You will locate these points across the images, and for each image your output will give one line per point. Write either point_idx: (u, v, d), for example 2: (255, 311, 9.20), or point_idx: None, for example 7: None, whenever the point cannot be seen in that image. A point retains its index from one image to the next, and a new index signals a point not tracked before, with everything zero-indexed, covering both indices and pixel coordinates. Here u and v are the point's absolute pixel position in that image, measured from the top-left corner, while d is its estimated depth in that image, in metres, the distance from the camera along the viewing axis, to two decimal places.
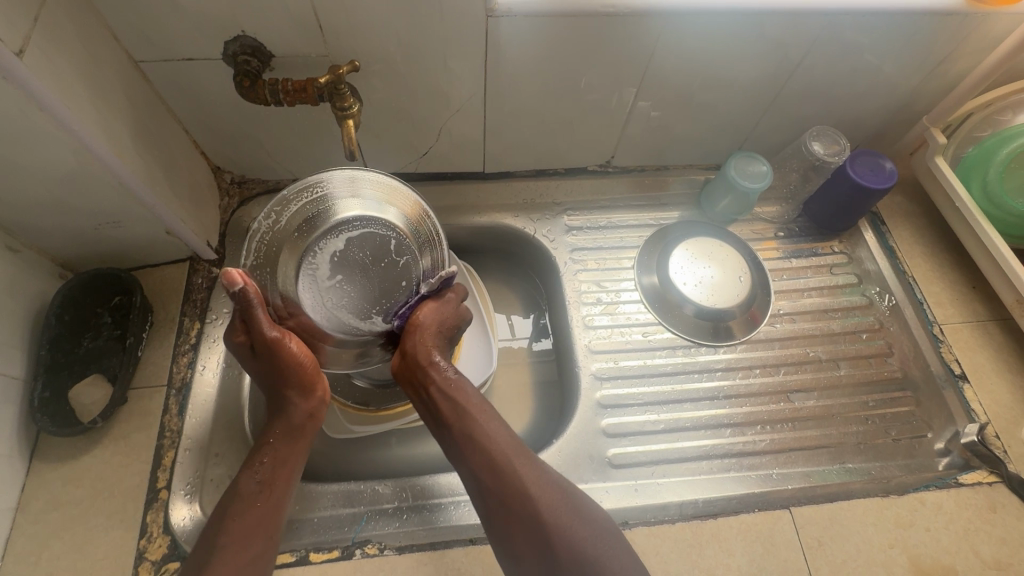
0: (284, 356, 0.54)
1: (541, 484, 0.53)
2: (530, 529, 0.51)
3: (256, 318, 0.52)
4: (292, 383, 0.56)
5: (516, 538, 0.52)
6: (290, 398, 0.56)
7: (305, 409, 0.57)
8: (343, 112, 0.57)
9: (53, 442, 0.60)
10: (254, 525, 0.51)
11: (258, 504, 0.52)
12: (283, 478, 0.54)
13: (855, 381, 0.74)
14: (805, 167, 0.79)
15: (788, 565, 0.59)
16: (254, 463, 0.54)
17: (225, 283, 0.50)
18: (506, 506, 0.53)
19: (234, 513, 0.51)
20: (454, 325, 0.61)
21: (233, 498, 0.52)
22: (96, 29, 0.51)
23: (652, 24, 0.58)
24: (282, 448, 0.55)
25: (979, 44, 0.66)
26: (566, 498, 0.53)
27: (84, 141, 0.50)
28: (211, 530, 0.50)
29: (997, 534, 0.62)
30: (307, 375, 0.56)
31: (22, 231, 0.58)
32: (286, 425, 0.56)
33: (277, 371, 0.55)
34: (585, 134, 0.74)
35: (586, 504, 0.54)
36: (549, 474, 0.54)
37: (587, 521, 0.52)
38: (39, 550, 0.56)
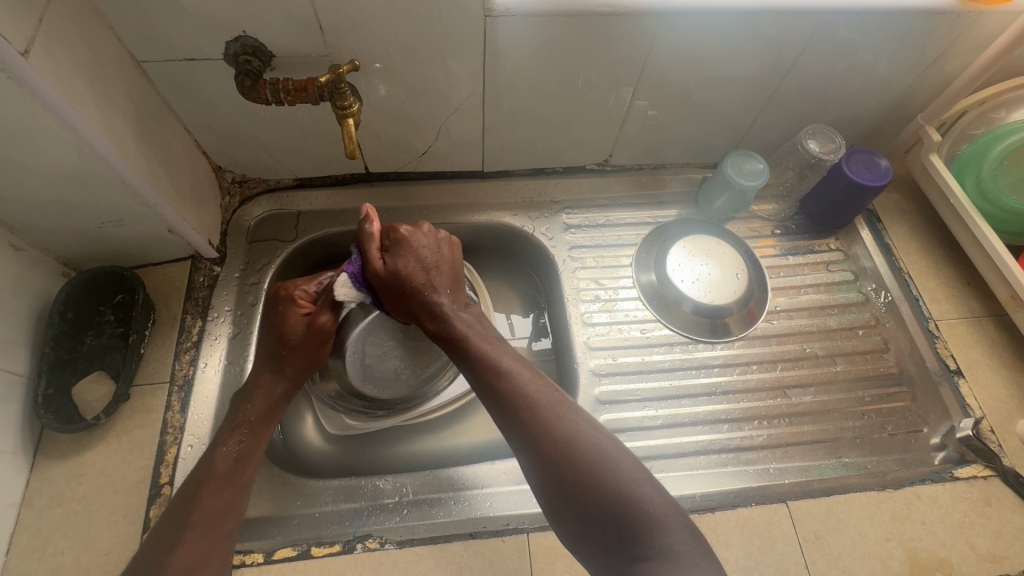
0: (315, 344, 0.60)
1: (565, 439, 0.50)
2: (560, 488, 0.49)
3: (329, 304, 0.60)
4: (294, 364, 0.60)
5: (550, 498, 0.50)
6: (284, 378, 0.59)
7: (287, 393, 0.60)
8: (343, 111, 0.58)
9: (56, 439, 0.61)
10: (229, 500, 0.51)
11: (232, 479, 0.52)
12: (256, 458, 0.55)
13: (851, 376, 0.74)
14: (801, 165, 0.80)
15: (785, 558, 0.60)
16: (230, 438, 0.55)
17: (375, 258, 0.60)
18: (535, 468, 0.51)
19: (208, 487, 0.51)
20: (401, 283, 0.59)
21: (207, 473, 0.52)
22: (99, 28, 0.52)
23: (648, 24, 0.58)
24: (259, 426, 0.57)
25: (972, 42, 0.66)
26: (594, 442, 0.51)
27: (86, 140, 0.50)
28: (182, 503, 0.50)
29: (992, 527, 0.62)
30: (308, 371, 0.61)
31: (26, 229, 0.59)
32: (267, 404, 0.58)
33: (297, 349, 0.60)
34: (583, 134, 0.75)
35: (618, 453, 0.51)
36: (573, 429, 0.52)
37: (618, 472, 0.49)
38: (43, 545, 0.57)
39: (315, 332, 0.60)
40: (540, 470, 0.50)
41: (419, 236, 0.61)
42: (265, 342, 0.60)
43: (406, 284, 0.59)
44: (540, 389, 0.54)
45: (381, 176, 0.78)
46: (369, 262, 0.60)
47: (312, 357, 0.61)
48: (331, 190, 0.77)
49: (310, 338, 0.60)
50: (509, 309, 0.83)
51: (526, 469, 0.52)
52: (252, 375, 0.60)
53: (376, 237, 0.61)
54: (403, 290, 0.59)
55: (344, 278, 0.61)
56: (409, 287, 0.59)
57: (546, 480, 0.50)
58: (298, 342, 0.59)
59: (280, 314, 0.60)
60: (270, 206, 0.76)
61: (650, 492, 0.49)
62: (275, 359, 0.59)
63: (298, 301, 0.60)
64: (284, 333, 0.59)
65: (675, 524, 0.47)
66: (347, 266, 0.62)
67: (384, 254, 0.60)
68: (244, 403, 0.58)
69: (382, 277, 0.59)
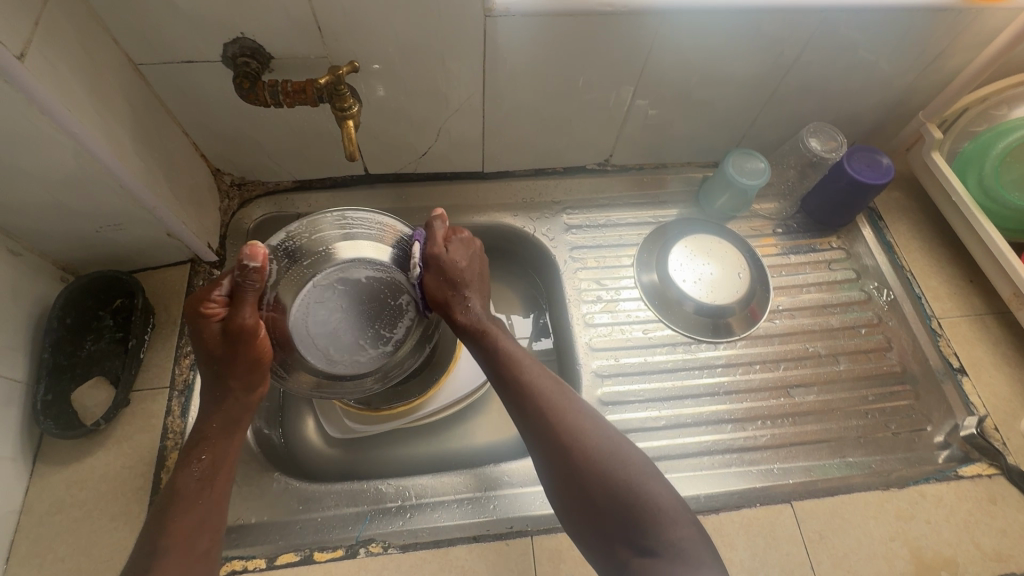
0: (246, 348, 0.53)
1: (580, 432, 0.52)
2: (572, 479, 0.50)
3: (245, 301, 0.52)
4: (238, 374, 0.54)
5: (559, 489, 0.51)
6: (230, 391, 0.55)
7: (244, 404, 0.56)
8: (343, 113, 0.57)
9: (56, 445, 0.61)
10: (198, 521, 0.50)
11: (199, 500, 0.51)
12: (223, 476, 0.53)
13: (855, 375, 0.74)
14: (802, 163, 0.79)
15: (791, 558, 0.60)
16: (191, 460, 0.53)
17: (247, 255, 0.50)
18: (546, 458, 0.52)
19: (177, 509, 0.50)
20: (451, 270, 0.60)
21: (171, 495, 0.51)
22: (95, 31, 0.51)
23: (650, 23, 0.58)
24: (219, 444, 0.54)
25: (974, 39, 0.66)
26: (605, 441, 0.52)
27: (84, 144, 0.50)
28: (153, 526, 0.49)
29: (998, 526, 0.62)
30: (255, 373, 0.55)
31: (24, 235, 0.58)
32: (227, 420, 0.55)
33: (229, 357, 0.53)
34: (584, 134, 0.75)
35: (628, 447, 0.53)
36: (587, 420, 0.54)
37: (630, 467, 0.51)
38: (43, 552, 0.56)
39: (242, 337, 0.52)
40: (552, 460, 0.52)
41: (477, 244, 0.64)
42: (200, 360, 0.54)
43: (457, 277, 0.61)
44: (554, 388, 0.55)
45: (381, 178, 0.77)
46: (432, 244, 0.61)
47: (250, 360, 0.54)
48: (331, 192, 0.77)
49: (240, 344, 0.53)
50: (510, 310, 0.82)
51: (537, 460, 0.53)
52: (205, 391, 0.56)
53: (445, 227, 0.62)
54: (451, 280, 0.61)
55: (248, 271, 0.50)
56: (459, 281, 0.61)
57: (557, 470, 0.51)
58: (229, 351, 0.53)
59: (197, 329, 0.52)
60: (269, 208, 0.76)
61: (658, 486, 0.50)
62: (217, 373, 0.54)
63: (209, 309, 0.52)
64: (211, 348, 0.53)
65: (681, 519, 0.48)
66: (243, 253, 0.50)
67: (447, 241, 0.62)
68: (203, 418, 0.55)
69: (438, 261, 0.60)
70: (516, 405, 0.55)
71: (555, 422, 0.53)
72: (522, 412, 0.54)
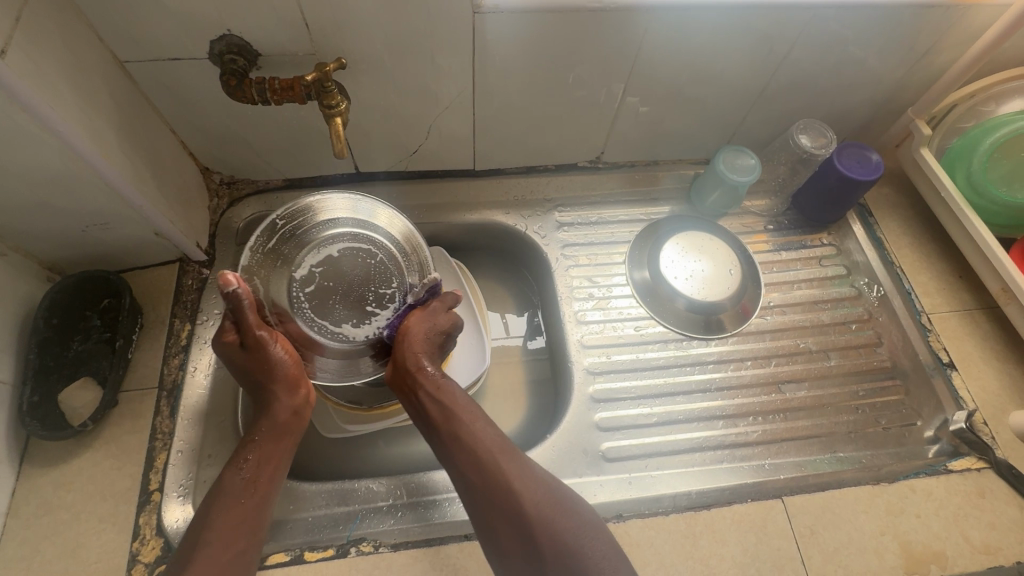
0: (270, 353, 0.55)
1: (519, 490, 0.52)
2: (511, 530, 0.52)
3: (245, 317, 0.53)
4: (280, 379, 0.56)
5: (494, 538, 0.52)
6: (273, 395, 0.56)
7: (292, 407, 0.56)
8: (331, 111, 0.57)
9: (43, 446, 0.60)
10: (239, 521, 0.50)
11: (241, 500, 0.51)
12: (267, 477, 0.53)
13: (845, 371, 0.74)
14: (792, 160, 0.79)
15: (781, 553, 0.60)
16: (238, 460, 0.53)
17: (220, 285, 0.51)
18: (484, 509, 0.53)
19: (218, 509, 0.50)
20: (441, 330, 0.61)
21: (218, 491, 0.52)
22: (79, 28, 0.51)
23: (638, 20, 0.58)
24: (267, 445, 0.55)
25: (960, 35, 0.66)
26: (546, 494, 0.53)
27: (68, 142, 0.49)
28: (196, 524, 0.50)
29: (986, 519, 0.63)
30: (291, 370, 0.57)
31: (9, 235, 0.58)
32: (274, 422, 0.55)
33: (262, 369, 0.55)
34: (574, 131, 0.74)
35: (565, 496, 0.54)
36: (524, 471, 0.54)
37: (568, 520, 0.52)
38: (31, 554, 0.56)
39: (258, 346, 0.54)
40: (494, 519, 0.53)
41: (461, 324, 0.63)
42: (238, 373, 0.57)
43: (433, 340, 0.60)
44: (493, 442, 0.55)
45: (371, 176, 0.77)
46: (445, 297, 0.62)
47: (281, 365, 0.56)
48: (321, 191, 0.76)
49: (263, 352, 0.55)
50: (503, 309, 0.82)
51: (474, 511, 0.54)
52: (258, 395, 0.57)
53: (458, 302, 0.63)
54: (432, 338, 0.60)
55: (230, 295, 0.51)
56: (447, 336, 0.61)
57: (494, 522, 0.52)
58: (255, 360, 0.55)
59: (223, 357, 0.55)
60: (259, 207, 0.75)
61: (598, 535, 0.52)
62: (258, 384, 0.56)
63: (225, 337, 0.54)
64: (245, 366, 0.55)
65: (620, 565, 0.50)
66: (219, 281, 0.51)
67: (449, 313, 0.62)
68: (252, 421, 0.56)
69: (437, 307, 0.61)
70: (454, 457, 0.56)
71: (493, 475, 0.53)
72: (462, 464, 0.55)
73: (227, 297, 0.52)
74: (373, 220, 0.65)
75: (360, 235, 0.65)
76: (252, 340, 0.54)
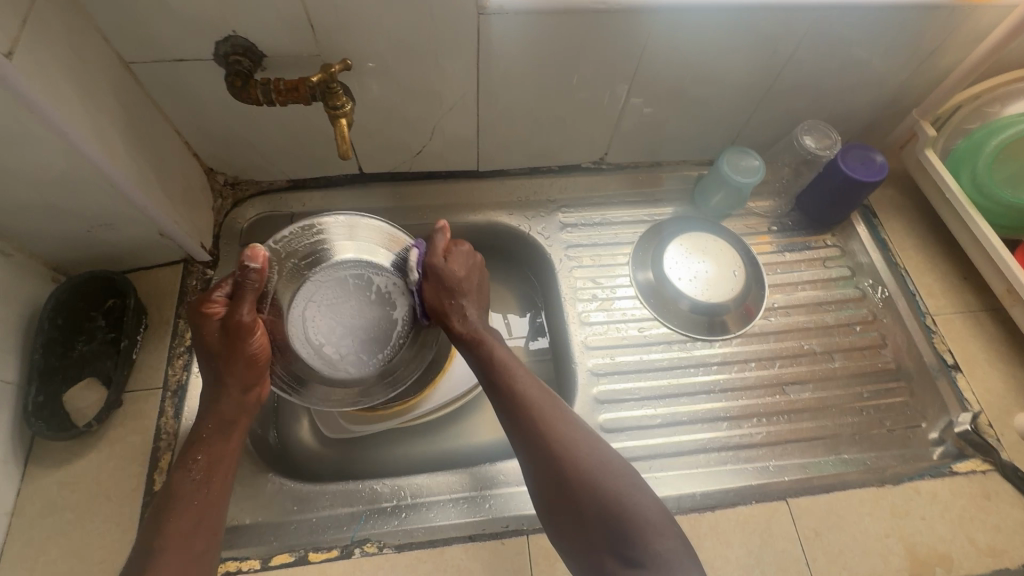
0: (246, 344, 0.55)
1: (567, 442, 0.52)
2: (560, 489, 0.50)
3: (244, 298, 0.53)
4: (237, 372, 0.55)
5: (544, 496, 0.51)
6: (226, 391, 0.55)
7: (240, 403, 0.56)
8: (336, 111, 0.57)
9: (48, 447, 0.60)
10: (196, 521, 0.50)
11: (196, 501, 0.51)
12: (220, 476, 0.53)
13: (850, 372, 0.74)
14: (797, 161, 0.80)
15: (785, 555, 0.60)
16: (186, 462, 0.53)
17: (250, 257, 0.52)
18: (534, 467, 0.52)
19: (171, 511, 0.50)
20: (452, 284, 0.61)
21: (167, 496, 0.51)
22: (85, 30, 0.51)
23: (642, 21, 0.58)
24: (216, 444, 0.54)
25: (966, 36, 0.66)
26: (591, 450, 0.52)
27: (75, 143, 0.49)
28: (149, 528, 0.49)
29: (992, 522, 0.62)
30: (250, 370, 0.56)
31: (14, 236, 0.58)
32: (220, 419, 0.55)
33: (229, 354, 0.55)
34: (579, 132, 0.74)
35: (618, 461, 0.52)
36: (579, 432, 0.53)
37: (616, 478, 0.50)
38: (36, 554, 0.56)
39: (239, 332, 0.54)
40: (540, 469, 0.52)
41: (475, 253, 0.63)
42: (200, 358, 0.56)
43: (454, 288, 0.61)
44: (543, 396, 0.55)
45: (375, 177, 0.77)
46: (431, 253, 0.61)
47: (247, 358, 0.55)
48: (325, 191, 0.76)
49: (237, 341, 0.54)
50: (506, 309, 0.82)
51: (526, 468, 0.53)
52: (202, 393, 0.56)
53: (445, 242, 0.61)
54: (450, 289, 0.61)
55: (248, 271, 0.53)
56: (457, 291, 0.61)
57: (544, 478, 0.51)
58: (228, 349, 0.55)
59: (197, 327, 0.54)
60: (264, 208, 0.75)
61: (643, 496, 0.50)
62: (215, 372, 0.55)
63: (209, 309, 0.54)
64: (207, 345, 0.55)
65: (667, 531, 0.48)
66: (246, 253, 0.52)
67: (447, 252, 0.62)
68: (197, 420, 0.55)
69: (437, 271, 0.60)
70: (505, 411, 0.55)
71: (541, 425, 0.53)
72: (516, 422, 0.54)
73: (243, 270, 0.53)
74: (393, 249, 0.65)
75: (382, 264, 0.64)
76: (235, 324, 0.54)
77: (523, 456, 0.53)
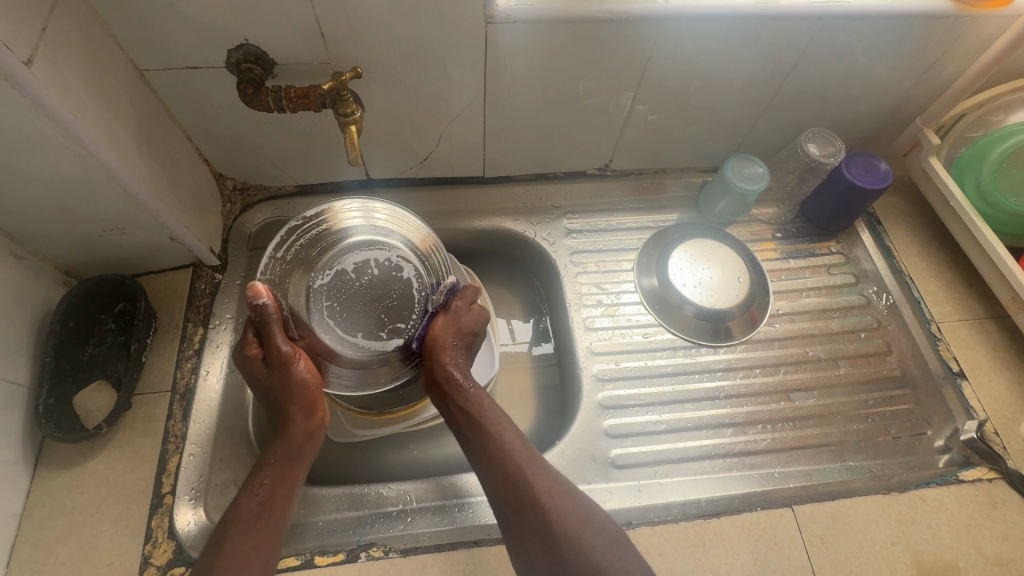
0: (291, 372, 0.57)
1: (547, 497, 0.52)
2: (539, 545, 0.51)
3: (272, 331, 0.56)
4: (297, 399, 0.57)
5: (523, 554, 0.52)
6: (293, 417, 0.56)
7: (307, 428, 0.57)
8: (346, 118, 0.58)
9: (58, 449, 0.61)
10: (255, 547, 0.50)
11: (257, 525, 0.51)
12: (283, 501, 0.53)
13: (855, 379, 0.74)
14: (801, 169, 0.80)
15: (791, 562, 0.60)
16: (253, 484, 0.53)
17: (251, 296, 0.54)
18: (513, 520, 0.53)
19: (234, 533, 0.50)
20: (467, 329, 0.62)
21: (230, 518, 0.51)
22: (101, 37, 0.52)
23: (649, 30, 0.59)
24: (282, 469, 0.55)
25: (970, 46, 0.67)
26: (573, 505, 0.53)
27: (89, 148, 0.50)
28: (211, 549, 0.49)
29: (999, 530, 0.62)
30: (310, 396, 0.57)
31: (28, 239, 0.59)
32: (291, 444, 0.56)
33: (283, 389, 0.56)
34: (584, 139, 0.75)
35: (595, 516, 0.53)
36: (557, 484, 0.54)
37: (596, 534, 0.51)
38: (45, 556, 0.56)
39: (281, 364, 0.56)
40: (520, 523, 0.52)
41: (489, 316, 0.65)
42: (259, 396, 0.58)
43: (465, 333, 0.62)
44: (522, 447, 0.56)
45: (382, 183, 0.78)
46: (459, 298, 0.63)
47: (300, 383, 0.57)
48: (333, 197, 0.77)
49: (282, 371, 0.56)
50: (510, 315, 0.82)
51: (505, 524, 0.53)
52: (271, 419, 0.57)
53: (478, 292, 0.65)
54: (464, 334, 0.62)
55: (257, 308, 0.54)
56: (470, 336, 0.62)
57: (524, 533, 0.52)
58: (280, 382, 0.56)
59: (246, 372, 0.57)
60: (271, 213, 0.76)
61: (622, 552, 0.51)
62: (275, 404, 0.57)
63: (249, 352, 0.57)
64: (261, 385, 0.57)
65: None
66: (249, 293, 0.54)
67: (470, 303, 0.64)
68: (268, 446, 0.56)
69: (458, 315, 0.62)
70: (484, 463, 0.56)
71: (520, 479, 0.53)
72: (495, 478, 0.54)
73: (256, 310, 0.55)
74: (417, 241, 0.67)
75: (394, 245, 0.67)
76: (276, 357, 0.56)
77: (504, 514, 0.53)
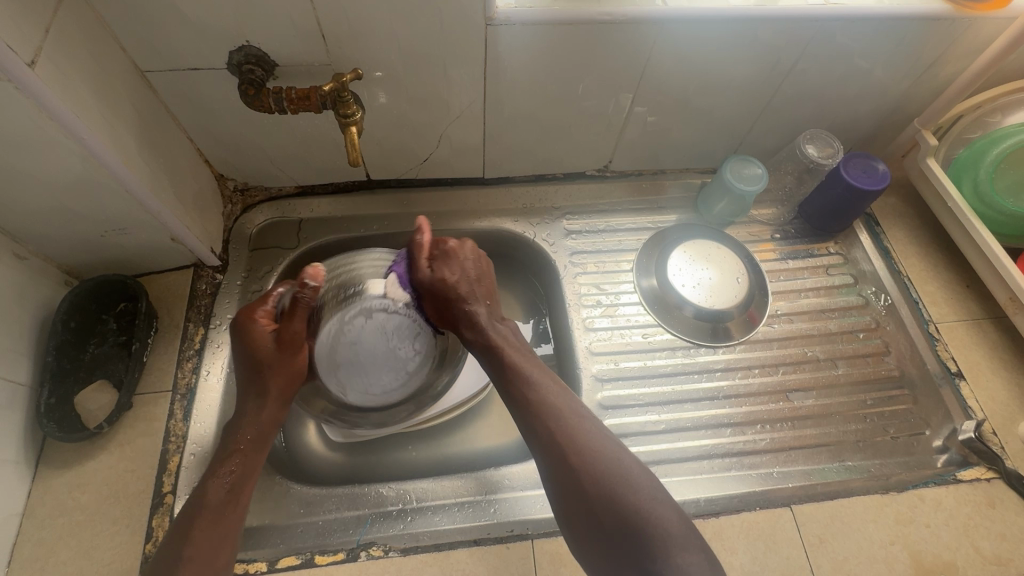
0: (293, 357, 0.58)
1: (585, 449, 0.52)
2: (577, 496, 0.50)
3: (298, 314, 0.57)
4: (278, 384, 0.57)
5: (562, 504, 0.52)
6: (268, 400, 0.57)
7: (275, 415, 0.58)
8: (346, 119, 0.58)
9: (59, 448, 0.61)
10: (220, 535, 0.50)
11: (225, 513, 0.51)
12: (248, 489, 0.54)
13: (853, 379, 0.74)
14: (798, 170, 0.80)
15: (790, 562, 0.60)
16: (221, 470, 0.53)
17: (309, 275, 0.57)
18: (551, 472, 0.52)
19: (202, 522, 0.50)
20: (448, 289, 0.60)
21: (198, 505, 0.51)
22: (104, 38, 0.52)
23: (647, 32, 0.59)
24: (250, 456, 0.55)
25: (967, 48, 0.67)
26: (612, 458, 0.52)
27: (91, 149, 0.51)
28: (177, 536, 0.49)
29: (997, 530, 0.62)
30: (290, 387, 0.58)
31: (30, 239, 0.59)
32: (260, 431, 0.56)
33: (275, 367, 0.57)
34: (583, 141, 0.75)
35: (637, 470, 0.52)
36: (598, 442, 0.53)
37: (634, 487, 0.50)
38: (46, 556, 0.56)
39: (287, 347, 0.57)
40: (558, 473, 0.52)
41: (464, 250, 0.63)
42: (241, 366, 0.58)
43: (453, 292, 0.60)
44: (562, 402, 0.55)
45: (382, 183, 0.78)
46: (417, 268, 0.61)
47: (291, 373, 0.58)
48: (333, 198, 0.77)
49: (285, 354, 0.57)
50: (510, 316, 0.83)
51: (545, 474, 0.53)
52: (240, 399, 0.57)
53: (426, 247, 0.62)
54: (449, 298, 0.60)
55: (305, 287, 0.57)
56: (455, 294, 0.60)
57: (563, 485, 0.51)
58: (274, 362, 0.57)
59: (245, 335, 0.57)
60: (272, 214, 0.76)
61: (661, 507, 0.50)
62: (257, 382, 0.57)
63: (260, 319, 0.58)
64: (254, 355, 0.57)
65: (687, 544, 0.47)
66: (307, 272, 0.57)
67: (432, 258, 0.62)
68: (235, 429, 0.56)
69: (429, 283, 0.61)
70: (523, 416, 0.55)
71: (560, 431, 0.53)
72: (533, 430, 0.54)
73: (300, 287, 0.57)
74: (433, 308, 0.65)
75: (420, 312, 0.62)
76: (286, 337, 0.57)
77: (544, 465, 0.53)
